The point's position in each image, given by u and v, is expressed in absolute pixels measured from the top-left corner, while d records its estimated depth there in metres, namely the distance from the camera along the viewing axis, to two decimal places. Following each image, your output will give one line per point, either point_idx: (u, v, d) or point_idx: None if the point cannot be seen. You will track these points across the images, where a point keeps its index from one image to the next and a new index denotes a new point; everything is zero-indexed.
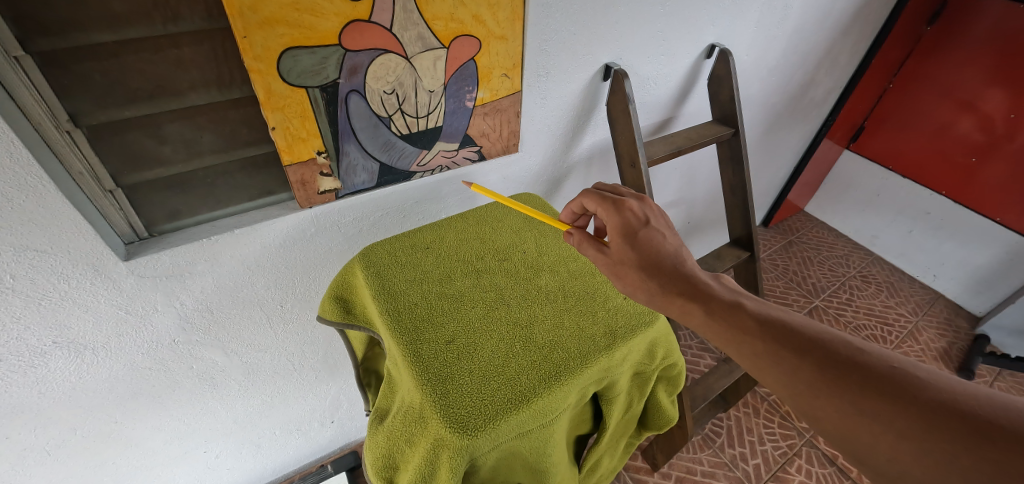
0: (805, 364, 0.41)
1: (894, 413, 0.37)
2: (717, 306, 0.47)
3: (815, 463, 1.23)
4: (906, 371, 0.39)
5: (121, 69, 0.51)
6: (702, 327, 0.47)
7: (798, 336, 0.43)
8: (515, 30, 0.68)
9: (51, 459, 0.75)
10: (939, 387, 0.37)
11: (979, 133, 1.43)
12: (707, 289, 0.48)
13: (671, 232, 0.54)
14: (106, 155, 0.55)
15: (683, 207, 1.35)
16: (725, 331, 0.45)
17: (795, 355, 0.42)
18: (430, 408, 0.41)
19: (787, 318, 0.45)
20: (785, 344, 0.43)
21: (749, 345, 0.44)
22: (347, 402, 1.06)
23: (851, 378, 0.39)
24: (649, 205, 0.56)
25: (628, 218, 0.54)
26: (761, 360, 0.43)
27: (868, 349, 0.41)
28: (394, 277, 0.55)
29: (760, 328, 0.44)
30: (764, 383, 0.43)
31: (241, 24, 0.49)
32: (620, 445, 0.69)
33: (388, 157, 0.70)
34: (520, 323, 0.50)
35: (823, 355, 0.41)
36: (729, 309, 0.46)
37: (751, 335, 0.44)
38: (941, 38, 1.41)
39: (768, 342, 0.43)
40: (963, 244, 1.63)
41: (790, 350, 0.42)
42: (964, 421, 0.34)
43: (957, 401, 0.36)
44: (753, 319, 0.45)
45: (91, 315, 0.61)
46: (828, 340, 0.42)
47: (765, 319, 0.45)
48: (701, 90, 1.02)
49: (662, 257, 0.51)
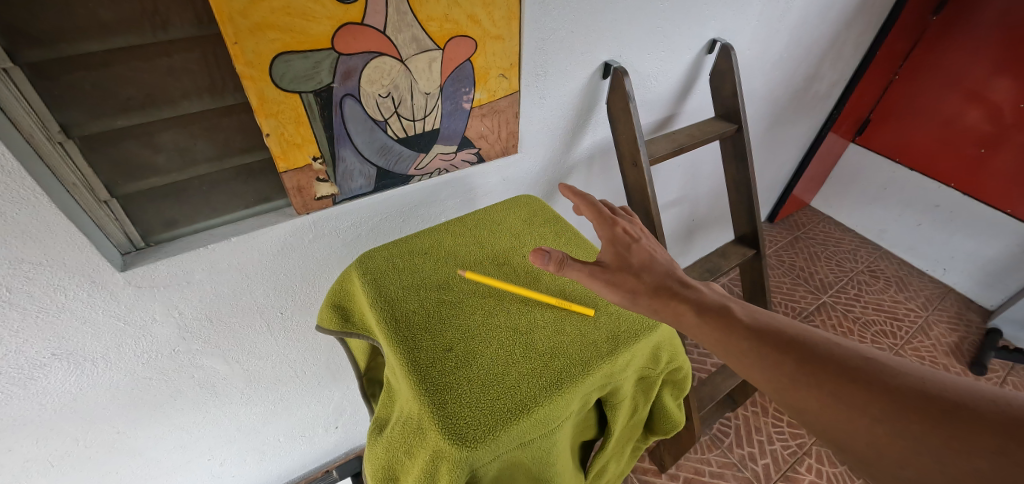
0: (788, 362, 0.41)
1: (874, 402, 0.37)
2: (706, 307, 0.46)
3: (825, 462, 1.21)
4: (882, 362, 0.39)
5: (112, 79, 0.50)
6: (693, 329, 0.46)
7: (782, 335, 0.43)
8: (512, 29, 0.66)
9: (53, 470, 0.74)
10: (916, 377, 0.37)
11: (987, 123, 1.40)
12: (694, 293, 0.48)
13: (661, 250, 0.53)
14: (100, 165, 0.55)
15: (686, 205, 1.34)
16: (714, 332, 0.44)
17: (779, 352, 0.41)
18: (429, 419, 0.40)
19: (770, 318, 0.45)
20: (767, 342, 0.42)
21: (736, 346, 0.43)
22: (351, 408, 1.06)
23: (832, 372, 0.39)
24: (634, 222, 0.56)
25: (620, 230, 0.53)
26: (747, 361, 0.42)
27: (847, 344, 0.41)
28: (390, 284, 0.54)
29: (747, 329, 0.44)
30: (750, 382, 0.42)
31: (231, 30, 0.48)
32: (626, 450, 0.68)
33: (385, 162, 0.69)
34: (519, 330, 0.49)
35: (804, 352, 0.41)
36: (717, 310, 0.46)
37: (738, 336, 0.43)
38: (947, 28, 1.38)
39: (755, 342, 0.42)
40: (974, 237, 1.60)
41: (772, 347, 0.42)
42: (939, 408, 0.35)
43: (929, 387, 0.36)
44: (738, 319, 0.44)
45: (89, 326, 0.61)
46: (808, 338, 0.42)
47: (751, 320, 0.44)
48: (702, 86, 1.01)
49: (654, 265, 0.50)
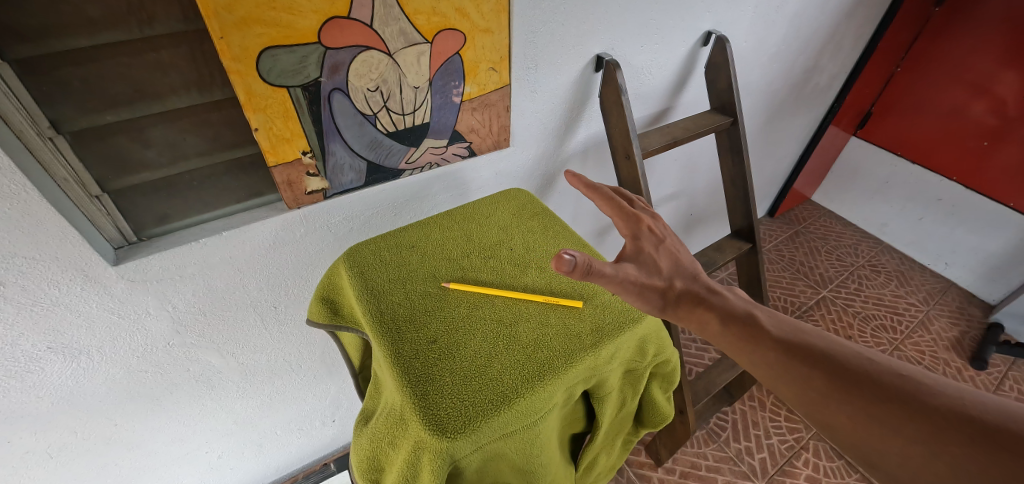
0: (814, 375, 0.43)
1: (904, 418, 0.39)
2: (733, 318, 0.49)
3: (823, 457, 1.22)
4: (913, 379, 0.41)
5: (99, 74, 0.51)
6: (721, 339, 0.49)
7: (810, 349, 0.45)
8: (501, 22, 0.66)
9: (52, 461, 0.75)
10: (948, 394, 0.39)
11: (991, 116, 1.39)
12: (720, 299, 0.50)
13: (684, 250, 0.55)
14: (90, 160, 0.55)
15: (683, 199, 1.33)
16: (740, 342, 0.47)
17: (806, 365, 0.44)
18: (410, 410, 0.40)
19: (799, 330, 0.47)
20: (796, 355, 0.45)
21: (764, 357, 0.46)
22: (347, 401, 1.07)
23: (861, 387, 0.41)
24: (656, 217, 0.58)
25: (646, 231, 0.55)
26: (775, 372, 0.45)
27: (878, 359, 0.43)
28: (377, 276, 0.54)
29: (774, 341, 0.46)
30: (779, 394, 0.45)
31: (217, 24, 0.48)
32: (616, 442, 0.68)
33: (376, 155, 0.69)
34: (504, 321, 0.49)
35: (833, 366, 0.43)
36: (744, 321, 0.48)
37: (766, 347, 0.46)
38: (951, 19, 1.37)
39: (782, 354, 0.45)
40: (976, 231, 1.59)
41: (802, 361, 0.44)
42: (970, 426, 0.36)
43: (964, 407, 0.38)
44: (766, 331, 0.47)
45: (84, 320, 0.61)
46: (839, 352, 0.44)
47: (780, 332, 0.47)
48: (698, 79, 1.00)
49: (681, 269, 0.53)
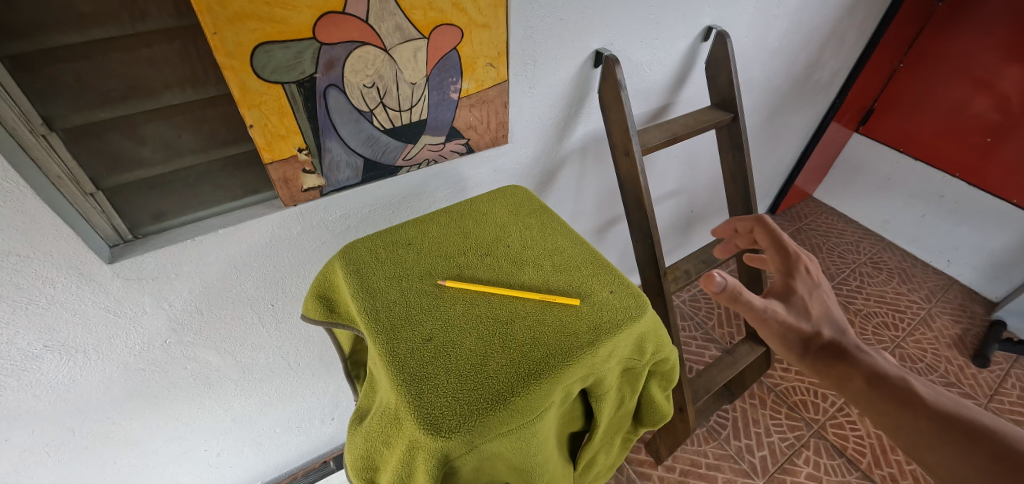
0: (972, 454, 0.42)
1: None
2: (883, 382, 0.50)
3: (823, 455, 1.21)
4: None
5: (92, 71, 0.50)
6: (864, 400, 0.50)
7: (974, 430, 0.44)
8: (498, 17, 0.65)
9: (50, 459, 0.75)
10: None
11: (994, 112, 1.38)
12: (867, 356, 0.52)
13: (838, 306, 0.58)
14: (84, 157, 0.55)
15: (684, 196, 1.32)
16: (884, 404, 0.49)
17: (963, 442, 0.43)
18: (405, 409, 0.40)
19: (966, 412, 0.46)
20: (953, 431, 0.44)
21: (912, 426, 0.46)
22: (346, 399, 1.06)
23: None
24: (817, 267, 0.62)
25: (798, 282, 0.59)
26: (924, 443, 0.45)
27: None
28: (372, 274, 0.53)
29: (925, 412, 0.46)
30: (926, 466, 0.45)
31: (210, 20, 0.47)
32: (615, 441, 0.68)
33: (372, 152, 0.69)
34: (501, 319, 0.49)
35: (994, 448, 0.42)
36: (894, 386, 0.49)
37: (915, 416, 0.46)
38: (955, 13, 1.35)
39: (935, 427, 0.45)
40: (979, 228, 1.58)
41: (959, 440, 0.44)
42: None
43: None
44: (921, 401, 0.47)
45: (80, 318, 0.61)
46: (1011, 439, 0.42)
47: (936, 404, 0.47)
48: (698, 75, 0.99)
49: (830, 319, 0.56)
